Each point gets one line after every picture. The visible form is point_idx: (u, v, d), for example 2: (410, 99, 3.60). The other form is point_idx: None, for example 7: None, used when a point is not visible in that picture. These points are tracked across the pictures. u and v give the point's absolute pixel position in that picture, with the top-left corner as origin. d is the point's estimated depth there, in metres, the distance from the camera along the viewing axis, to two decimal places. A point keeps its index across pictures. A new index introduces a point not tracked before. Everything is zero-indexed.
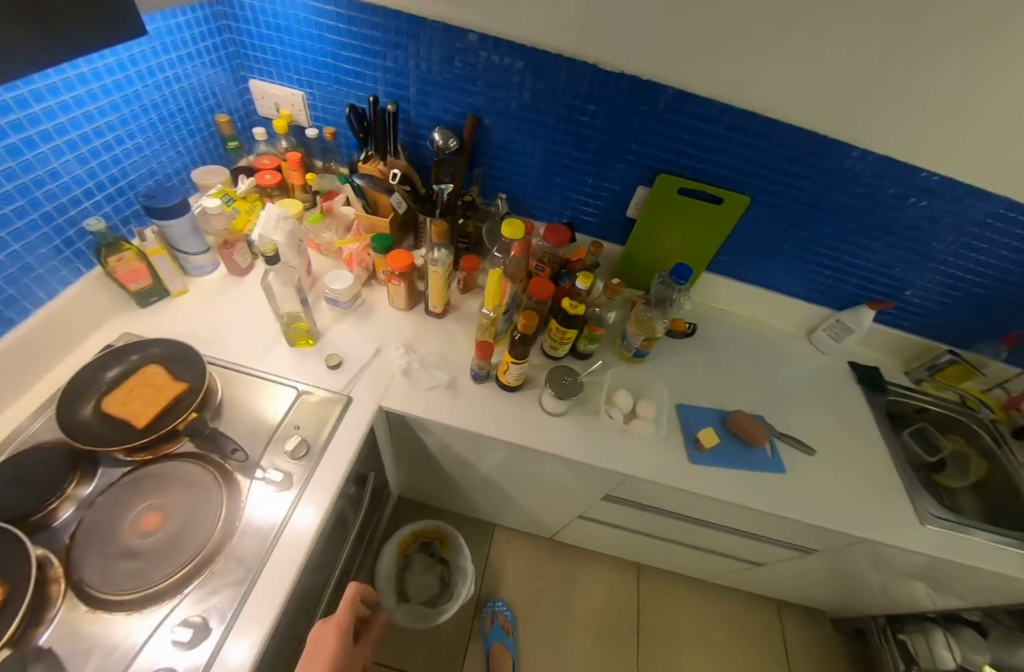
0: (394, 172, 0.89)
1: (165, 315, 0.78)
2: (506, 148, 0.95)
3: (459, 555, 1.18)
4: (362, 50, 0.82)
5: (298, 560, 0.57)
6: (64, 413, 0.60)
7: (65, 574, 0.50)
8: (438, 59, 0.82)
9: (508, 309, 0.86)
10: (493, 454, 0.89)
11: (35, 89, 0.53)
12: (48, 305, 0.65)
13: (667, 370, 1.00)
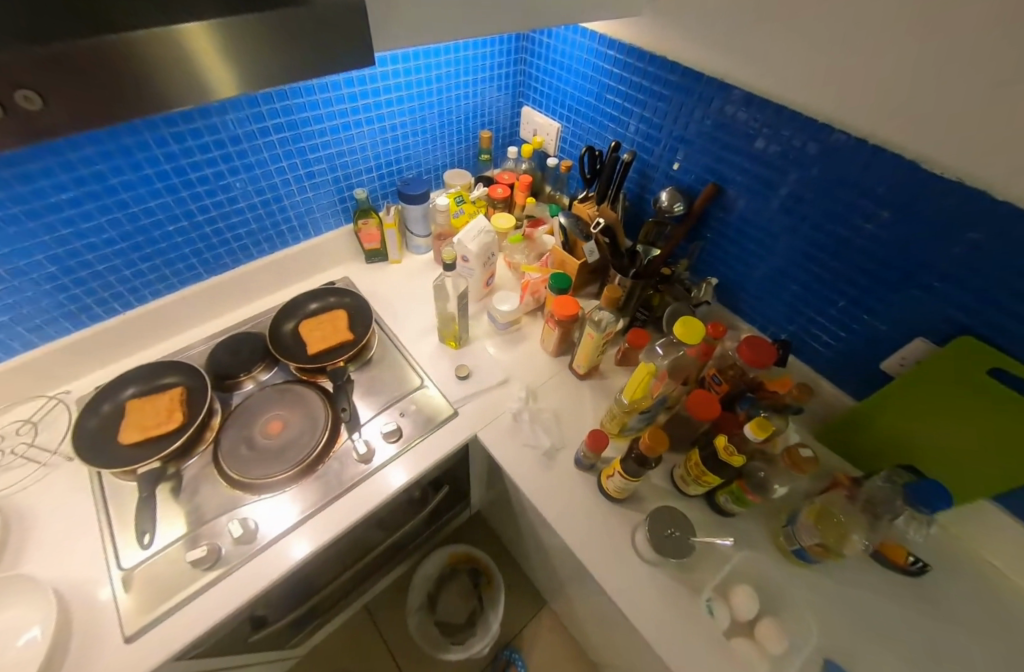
0: (599, 220, 0.85)
1: (376, 274, 0.95)
2: (740, 227, 0.80)
3: (493, 608, 1.04)
4: (627, 96, 0.84)
5: (334, 530, 0.63)
6: (276, 320, 0.80)
7: (216, 431, 0.68)
8: (698, 118, 0.76)
9: (651, 410, 0.72)
10: (562, 548, 0.75)
11: (356, 90, 0.77)
12: (320, 236, 0.91)
13: (848, 606, 0.65)
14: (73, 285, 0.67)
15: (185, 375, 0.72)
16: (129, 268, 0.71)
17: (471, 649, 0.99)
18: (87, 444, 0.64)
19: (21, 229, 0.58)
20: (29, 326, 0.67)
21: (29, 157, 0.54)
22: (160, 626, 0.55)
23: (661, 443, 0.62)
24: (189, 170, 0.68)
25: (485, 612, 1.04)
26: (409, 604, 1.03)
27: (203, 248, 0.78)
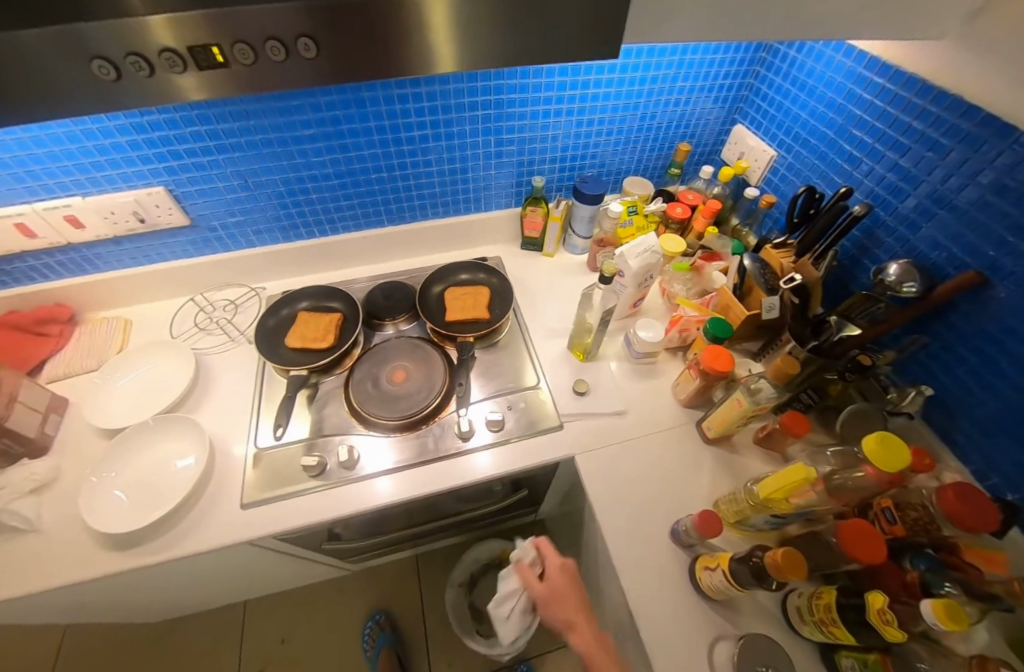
0: (794, 276, 0.70)
1: (525, 261, 0.95)
2: (998, 336, 0.59)
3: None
4: (880, 136, 0.67)
5: (415, 491, 0.65)
6: (429, 280, 0.84)
7: (354, 361, 0.76)
8: (983, 181, 0.57)
9: (787, 518, 0.58)
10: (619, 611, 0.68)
11: (566, 80, 0.75)
12: (487, 213, 0.93)
13: None
14: (294, 205, 0.81)
15: (343, 302, 0.80)
16: (333, 202, 0.83)
17: (492, 648, 0.98)
18: (265, 336, 0.76)
19: (272, 152, 0.72)
20: (257, 229, 0.83)
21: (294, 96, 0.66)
22: (268, 506, 0.64)
23: (795, 572, 0.48)
24: (401, 130, 0.75)
25: None
26: (451, 576, 1.04)
27: (390, 200, 0.86)
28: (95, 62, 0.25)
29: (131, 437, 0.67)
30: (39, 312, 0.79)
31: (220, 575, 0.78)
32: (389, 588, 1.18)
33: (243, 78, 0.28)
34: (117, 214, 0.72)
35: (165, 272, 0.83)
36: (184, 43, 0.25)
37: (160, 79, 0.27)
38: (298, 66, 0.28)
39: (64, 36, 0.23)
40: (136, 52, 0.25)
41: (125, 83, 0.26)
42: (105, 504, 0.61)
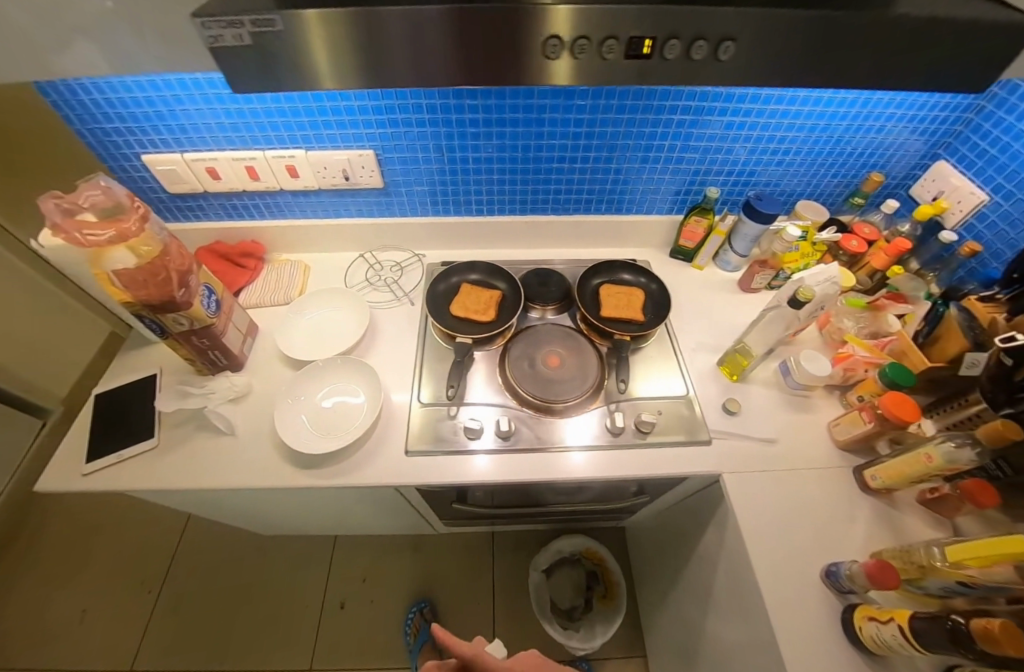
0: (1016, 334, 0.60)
1: (673, 270, 0.96)
2: None
3: (604, 624, 1.03)
4: None
5: (512, 474, 0.66)
6: (588, 274, 0.86)
7: (507, 340, 0.79)
8: None
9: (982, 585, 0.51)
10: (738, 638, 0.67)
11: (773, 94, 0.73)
12: (646, 216, 0.95)
13: None
14: (479, 182, 0.87)
15: (507, 283, 0.84)
16: (509, 184, 0.88)
17: (568, 639, 1.01)
18: (434, 299, 0.82)
19: (475, 131, 0.77)
20: (434, 199, 0.89)
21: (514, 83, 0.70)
22: (428, 460, 0.67)
23: (1012, 647, 0.41)
24: (597, 124, 0.78)
25: (593, 619, 1.04)
26: (536, 559, 1.08)
27: (560, 189, 0.90)
28: (549, 41, 0.27)
29: (316, 370, 0.73)
30: (241, 245, 0.89)
31: (354, 507, 0.87)
32: (464, 556, 1.26)
33: (647, 71, 0.30)
34: (328, 170, 0.80)
35: (348, 227, 0.91)
36: (633, 33, 0.27)
37: (585, 61, 0.28)
38: (700, 66, 0.29)
39: (553, 15, 0.25)
40: (588, 36, 0.27)
41: (557, 61, 0.28)
42: (294, 424, 0.68)
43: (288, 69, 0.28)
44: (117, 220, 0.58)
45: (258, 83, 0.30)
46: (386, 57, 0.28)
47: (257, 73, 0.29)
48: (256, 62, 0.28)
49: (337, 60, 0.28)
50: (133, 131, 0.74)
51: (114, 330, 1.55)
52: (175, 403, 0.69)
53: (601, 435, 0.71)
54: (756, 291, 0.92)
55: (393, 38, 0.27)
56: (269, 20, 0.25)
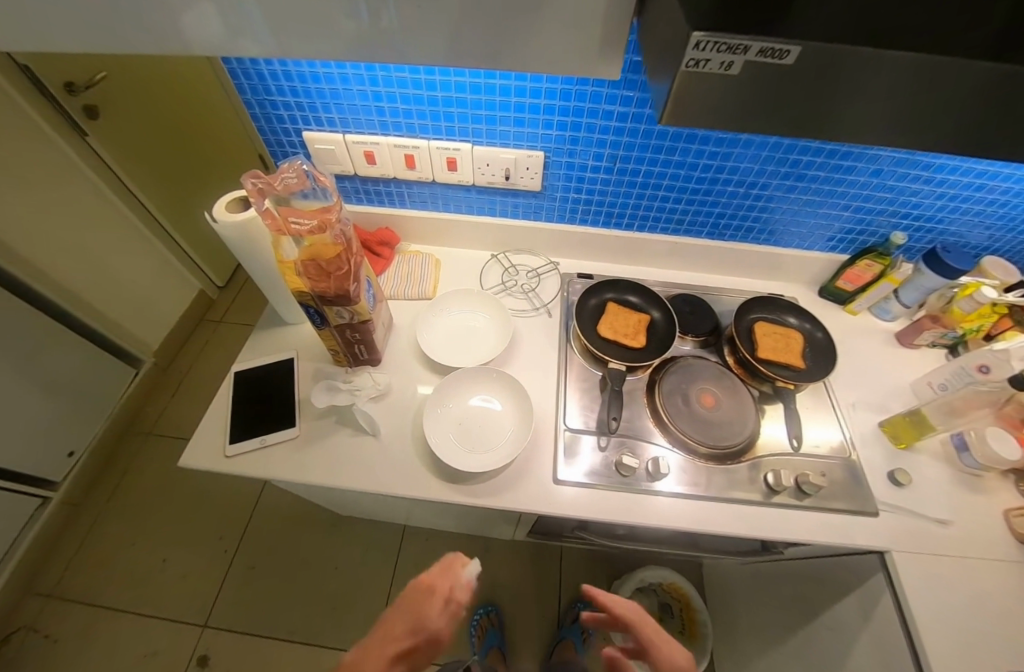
0: None
1: (822, 312, 0.91)
2: None
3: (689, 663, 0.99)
4: None
5: (598, 511, 0.62)
6: (744, 310, 0.82)
7: (656, 368, 0.75)
8: None
9: None
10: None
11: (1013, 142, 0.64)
12: (804, 251, 0.89)
13: None
14: (636, 196, 0.82)
15: (661, 312, 0.79)
16: (670, 202, 0.83)
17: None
18: (584, 315, 0.79)
19: (657, 145, 0.71)
20: (586, 209, 0.85)
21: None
22: (580, 492, 0.64)
23: None
24: (793, 152, 0.71)
25: None
26: (620, 586, 1.08)
27: (722, 214, 0.84)
28: None
29: (461, 376, 0.71)
30: (379, 233, 0.87)
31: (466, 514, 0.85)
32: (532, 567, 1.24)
33: None
34: (491, 167, 0.76)
35: (490, 226, 0.88)
36: None
37: None
38: None
39: None
40: None
41: None
42: (445, 438, 0.65)
43: (759, 94, 0.27)
44: (319, 210, 0.55)
45: (695, 105, 0.29)
46: (857, 96, 0.26)
47: (701, 100, 0.28)
48: (723, 89, 0.27)
49: (785, 94, 0.27)
50: (302, 107, 0.71)
51: (203, 290, 1.65)
52: (329, 400, 0.66)
53: (695, 487, 0.65)
54: (917, 347, 0.85)
55: (889, 71, 0.24)
56: (782, 51, 0.24)
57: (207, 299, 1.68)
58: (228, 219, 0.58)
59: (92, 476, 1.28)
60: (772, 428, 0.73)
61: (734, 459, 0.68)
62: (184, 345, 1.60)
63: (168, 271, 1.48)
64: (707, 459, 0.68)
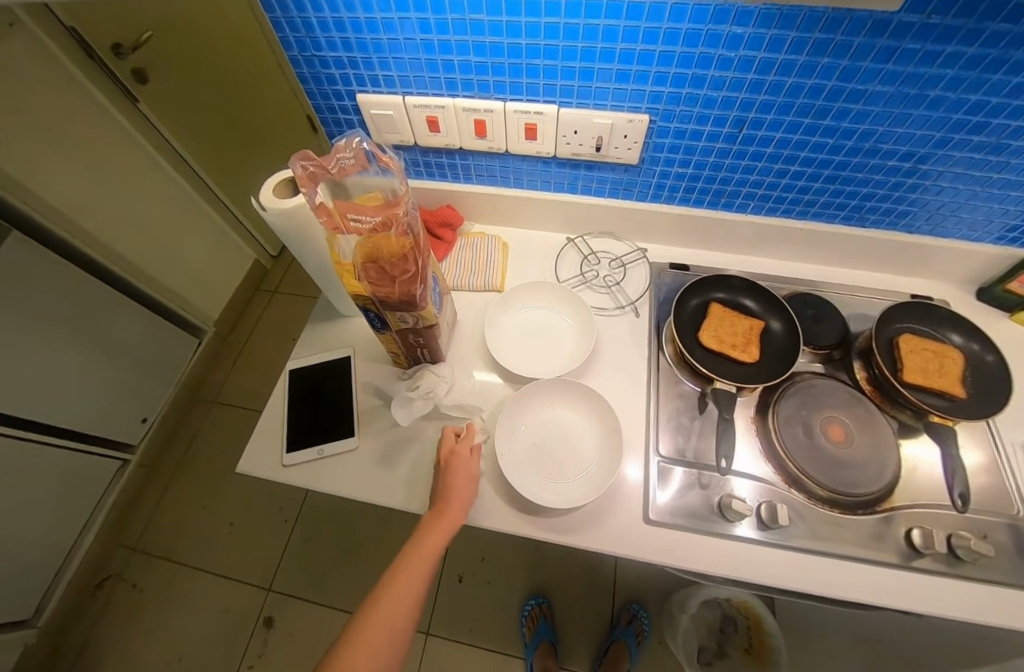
0: None
1: (981, 321, 0.72)
2: None
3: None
4: None
5: (698, 561, 0.53)
6: (885, 317, 0.66)
7: (767, 388, 0.62)
8: None
9: None
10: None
11: None
12: (970, 243, 0.69)
13: None
14: (757, 172, 0.65)
15: (778, 319, 0.64)
16: (801, 180, 0.66)
17: None
18: (679, 318, 0.66)
19: (805, 104, 0.54)
20: (690, 187, 0.69)
21: (926, 35, 0.44)
22: (673, 535, 0.55)
23: None
24: (1007, 115, 0.51)
25: None
26: (686, 602, 1.04)
27: (870, 195, 0.66)
28: None
29: (535, 389, 0.61)
30: (441, 213, 0.77)
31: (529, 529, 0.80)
32: (585, 562, 1.21)
33: None
34: (579, 134, 0.62)
35: (567, 205, 0.74)
36: None
37: None
38: None
39: None
40: None
41: None
42: (518, 464, 0.58)
43: None
44: (386, 205, 0.44)
45: None
46: None
47: None
48: None
49: None
50: (356, 63, 0.59)
51: (257, 259, 1.64)
52: (412, 416, 0.59)
53: (817, 540, 0.54)
54: None
55: None
56: None
57: (261, 269, 1.68)
58: (275, 207, 0.50)
59: (165, 440, 1.35)
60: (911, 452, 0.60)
61: (863, 508, 0.56)
62: (241, 315, 1.61)
63: (225, 241, 1.47)
64: (830, 506, 0.56)
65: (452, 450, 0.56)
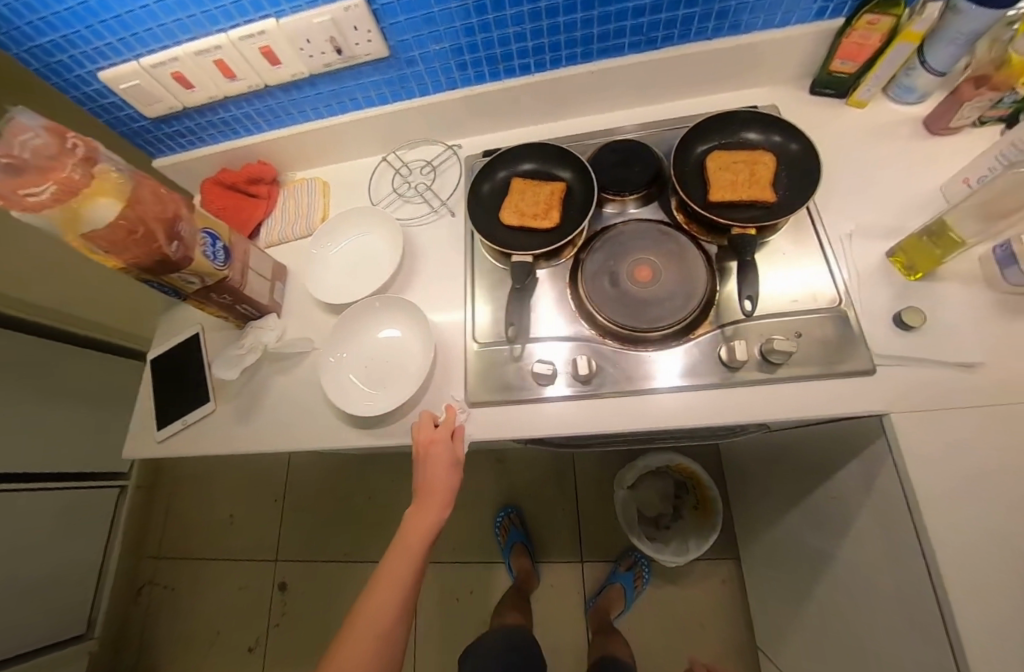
0: None
1: (817, 116, 0.66)
2: None
3: (700, 535, 0.99)
4: None
5: (516, 430, 0.54)
6: (692, 141, 0.61)
7: (577, 249, 0.61)
8: None
9: None
10: (891, 603, 0.53)
11: None
12: (777, 30, 0.62)
13: None
14: (512, 24, 0.59)
15: (573, 170, 0.60)
16: (562, 17, 0.59)
17: (659, 553, 0.98)
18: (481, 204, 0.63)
19: None
20: (461, 62, 0.65)
21: None
22: (495, 412, 0.56)
23: None
24: None
25: (687, 530, 1.02)
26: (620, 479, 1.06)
27: (641, 10, 0.58)
28: None
29: (352, 314, 0.62)
30: (250, 169, 0.76)
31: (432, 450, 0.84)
32: (547, 467, 1.28)
33: None
34: (313, 43, 0.58)
35: (362, 123, 0.72)
36: None
37: None
38: None
39: None
40: None
41: None
42: (344, 384, 0.59)
43: None
44: (48, 170, 0.44)
45: None
46: None
47: None
48: None
49: None
50: (71, 40, 0.57)
51: None
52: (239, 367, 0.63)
53: (637, 378, 0.54)
54: (954, 133, 0.60)
55: None
56: None
57: None
58: None
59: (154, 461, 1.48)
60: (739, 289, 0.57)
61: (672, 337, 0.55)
62: None
63: None
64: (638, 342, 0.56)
65: (431, 438, 0.52)
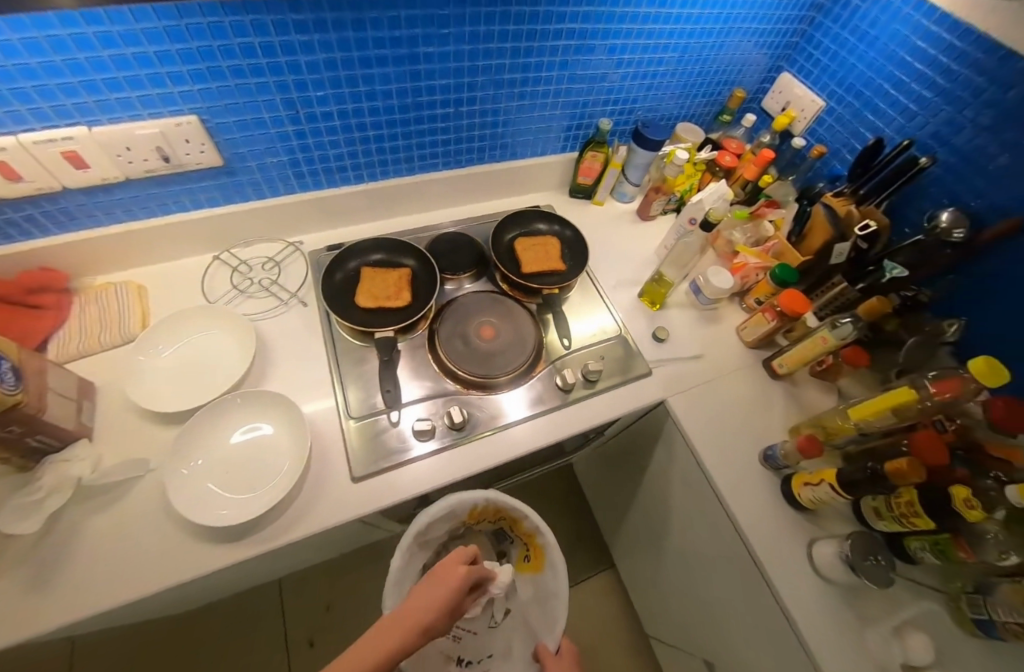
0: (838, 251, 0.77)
1: (579, 210, 0.96)
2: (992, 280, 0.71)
3: (546, 616, 0.64)
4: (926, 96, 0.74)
5: (400, 489, 0.58)
6: (501, 230, 0.82)
7: (431, 318, 0.72)
8: (1011, 147, 0.66)
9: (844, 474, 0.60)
10: (708, 545, 0.73)
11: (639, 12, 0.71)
12: (542, 157, 0.91)
13: None
14: (347, 144, 0.74)
15: (415, 260, 0.76)
16: (387, 141, 0.76)
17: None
18: (333, 294, 0.70)
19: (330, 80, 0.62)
20: (296, 172, 0.74)
21: (379, 25, 0.59)
22: (380, 478, 0.59)
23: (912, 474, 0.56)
24: (479, 57, 0.69)
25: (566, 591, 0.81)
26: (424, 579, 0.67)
27: (447, 140, 0.81)
28: None
29: (206, 418, 0.58)
30: (32, 276, 0.64)
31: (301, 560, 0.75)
32: None
33: None
34: (134, 150, 0.58)
35: (179, 225, 0.72)
36: None
37: None
38: None
39: None
40: None
41: None
42: (201, 495, 0.53)
43: None
44: None
45: None
46: None
47: None
48: None
49: None
50: None
51: None
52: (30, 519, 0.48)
53: (492, 421, 0.65)
54: (654, 217, 0.96)
55: None
56: None
57: None
58: None
59: None
60: (579, 327, 0.77)
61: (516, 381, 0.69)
62: None
63: None
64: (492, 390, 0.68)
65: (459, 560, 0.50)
